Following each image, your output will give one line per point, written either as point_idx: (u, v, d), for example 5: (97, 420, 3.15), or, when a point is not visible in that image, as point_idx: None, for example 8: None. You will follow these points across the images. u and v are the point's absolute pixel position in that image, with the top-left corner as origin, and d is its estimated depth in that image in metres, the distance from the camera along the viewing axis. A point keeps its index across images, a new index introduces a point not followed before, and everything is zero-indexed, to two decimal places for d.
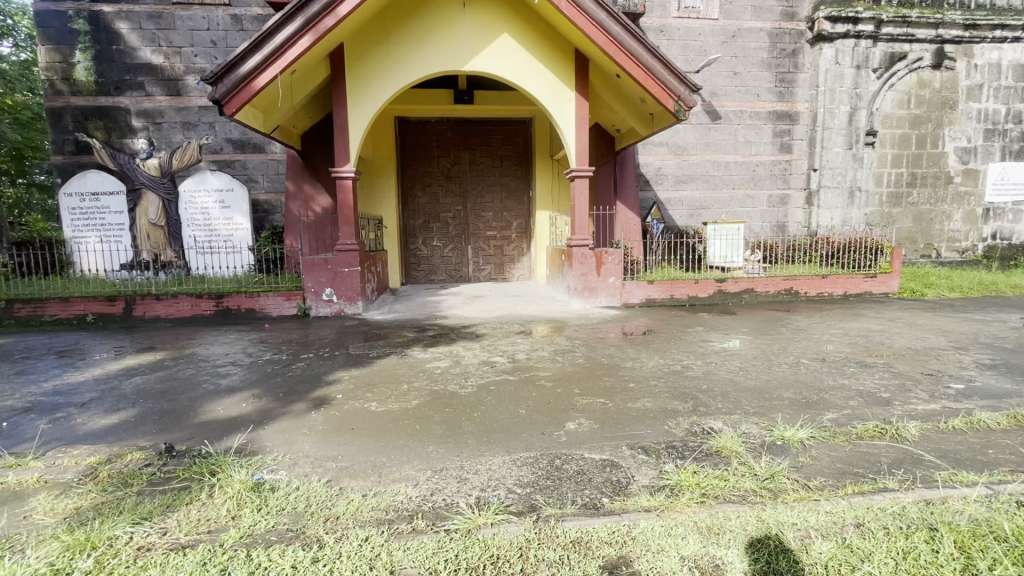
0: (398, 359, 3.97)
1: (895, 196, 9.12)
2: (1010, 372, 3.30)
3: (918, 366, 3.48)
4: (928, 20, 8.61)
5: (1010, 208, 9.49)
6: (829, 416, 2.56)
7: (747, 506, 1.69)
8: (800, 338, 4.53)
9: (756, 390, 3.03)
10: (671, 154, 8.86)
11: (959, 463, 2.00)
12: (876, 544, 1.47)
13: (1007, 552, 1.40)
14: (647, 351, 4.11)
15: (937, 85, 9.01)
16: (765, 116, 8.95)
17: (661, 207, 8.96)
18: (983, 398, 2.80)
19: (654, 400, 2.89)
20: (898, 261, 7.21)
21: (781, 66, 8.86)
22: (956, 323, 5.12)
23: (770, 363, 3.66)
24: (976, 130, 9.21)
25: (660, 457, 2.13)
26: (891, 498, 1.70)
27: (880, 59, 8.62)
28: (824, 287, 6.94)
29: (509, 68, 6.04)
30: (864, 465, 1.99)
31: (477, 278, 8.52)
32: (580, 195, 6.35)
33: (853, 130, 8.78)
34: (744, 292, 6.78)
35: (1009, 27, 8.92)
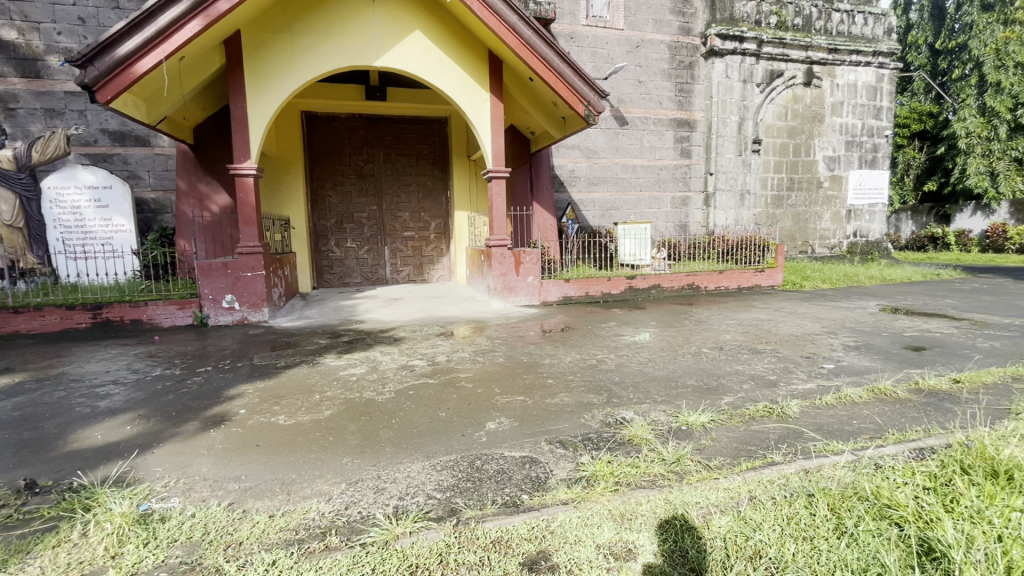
0: (310, 368, 3.75)
1: (777, 198, 10.21)
2: (869, 352, 3.81)
3: (799, 349, 3.91)
4: (800, 43, 9.76)
5: (867, 209, 10.97)
6: (726, 399, 2.79)
7: (657, 490, 1.79)
8: (701, 329, 4.90)
9: (662, 378, 3.25)
10: (583, 157, 9.18)
11: (834, 435, 2.26)
12: (767, 514, 1.60)
13: (868, 510, 1.56)
14: (564, 347, 4.24)
15: (808, 100, 10.18)
16: (667, 123, 9.54)
17: (576, 207, 9.27)
18: (848, 375, 3.21)
19: (571, 395, 2.98)
20: (781, 257, 8.03)
21: (679, 77, 9.51)
22: (827, 311, 5.82)
23: (675, 353, 3.93)
24: (840, 141, 10.53)
25: (577, 450, 2.20)
26: (777, 470, 1.89)
27: (762, 74, 9.64)
28: (721, 281, 7.58)
29: (422, 67, 5.94)
30: (755, 443, 2.19)
31: (395, 279, 8.29)
32: (496, 196, 6.39)
33: (742, 138, 9.72)
34: (651, 287, 7.20)
35: (862, 53, 10.33)
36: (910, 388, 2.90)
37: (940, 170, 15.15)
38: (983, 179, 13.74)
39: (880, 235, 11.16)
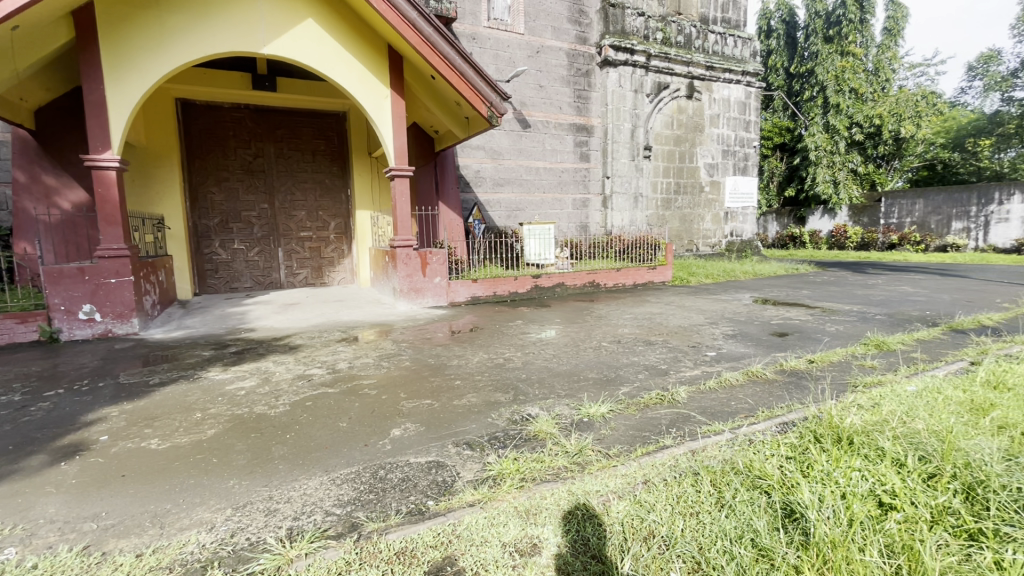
0: (191, 384, 3.36)
1: (666, 201, 11.09)
2: (744, 339, 4.26)
3: (686, 339, 4.26)
4: (682, 59, 10.66)
5: (740, 212, 12.27)
6: (623, 390, 2.96)
7: (561, 483, 1.85)
8: (602, 324, 5.17)
9: (566, 373, 3.37)
10: (487, 158, 9.22)
11: (716, 417, 2.48)
12: (659, 495, 1.71)
13: (743, 482, 1.72)
14: (472, 348, 4.24)
15: (690, 112, 11.17)
16: (567, 127, 9.91)
17: (482, 208, 9.28)
18: (728, 361, 3.57)
19: (479, 395, 2.98)
20: (671, 255, 8.71)
21: (577, 84, 9.93)
22: (710, 303, 6.43)
23: (578, 348, 4.10)
24: (717, 150, 11.68)
25: (484, 450, 2.20)
26: (668, 453, 2.03)
27: (650, 86, 10.40)
28: (619, 279, 8.06)
29: (315, 57, 5.59)
30: (649, 429, 2.34)
31: (291, 283, 7.75)
32: (400, 195, 6.21)
33: (635, 144, 10.43)
34: (556, 286, 7.45)
35: (733, 72, 11.55)
36: (776, 370, 3.29)
37: (797, 179, 17.33)
38: (829, 187, 16.02)
39: (751, 235, 12.57)
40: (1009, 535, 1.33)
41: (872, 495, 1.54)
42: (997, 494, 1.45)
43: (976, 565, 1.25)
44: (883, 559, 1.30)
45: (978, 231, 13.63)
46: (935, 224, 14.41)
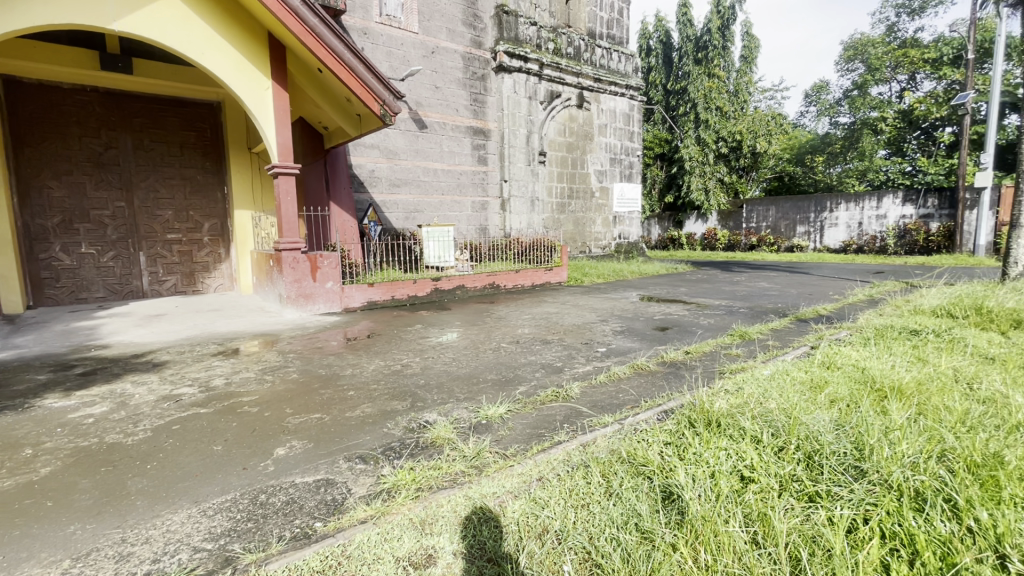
0: (19, 416, 2.80)
1: (561, 205, 11.58)
2: (631, 334, 4.58)
3: (580, 337, 4.48)
4: (573, 70, 11.21)
5: (627, 216, 13.20)
6: (521, 390, 3.02)
7: (457, 488, 1.83)
8: (501, 325, 5.24)
9: (466, 376, 3.36)
10: (383, 157, 8.86)
11: (605, 410, 2.61)
12: (553, 490, 1.76)
13: (628, 470, 1.83)
14: (368, 355, 4.05)
15: (581, 121, 11.78)
16: (464, 130, 9.92)
17: (377, 209, 8.90)
18: (617, 356, 3.80)
19: (374, 404, 2.86)
20: (565, 257, 9.13)
21: (473, 87, 9.98)
22: (602, 302, 6.82)
23: (477, 350, 4.11)
24: (606, 158, 12.46)
25: (378, 462, 2.11)
26: (561, 449, 2.11)
27: (543, 94, 10.80)
28: (517, 280, 8.26)
29: (180, 39, 4.99)
30: (545, 426, 2.41)
31: (155, 291, 6.85)
32: (285, 195, 5.77)
33: (530, 150, 10.76)
34: (456, 288, 7.42)
35: (618, 86, 12.39)
36: (658, 362, 3.58)
37: (675, 187, 19.01)
38: (701, 194, 17.89)
39: (636, 237, 13.58)
40: (837, 494, 1.55)
41: (735, 471, 1.71)
42: (829, 461, 1.69)
43: (812, 521, 1.44)
44: (743, 528, 1.44)
45: (816, 234, 15.98)
46: (784, 228, 16.64)
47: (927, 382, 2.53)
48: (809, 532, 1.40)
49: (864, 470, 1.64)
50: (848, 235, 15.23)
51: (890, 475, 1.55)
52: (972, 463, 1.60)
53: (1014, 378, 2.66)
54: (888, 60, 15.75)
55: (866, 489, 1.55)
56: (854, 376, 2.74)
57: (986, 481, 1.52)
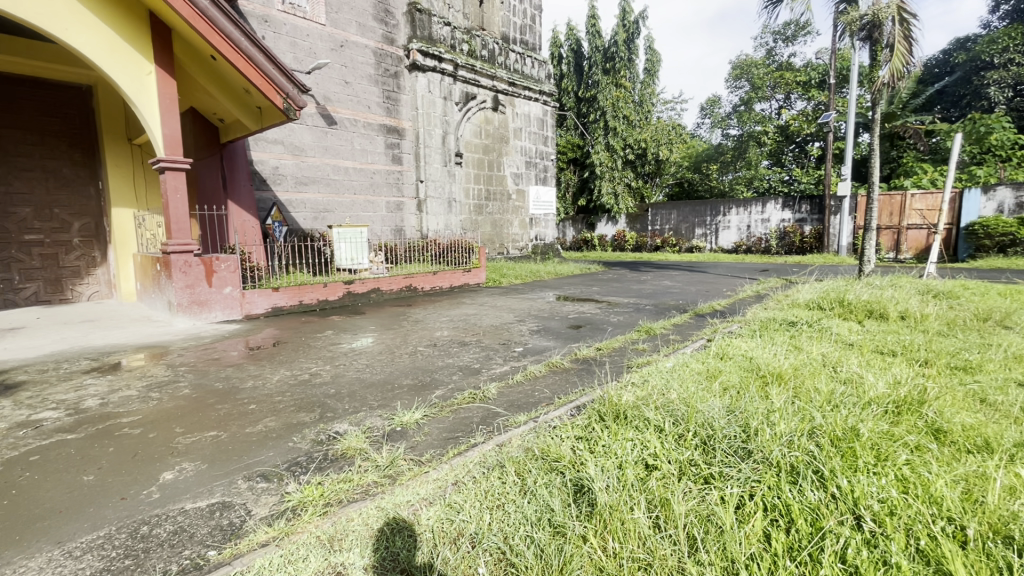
0: None
1: (478, 206, 11.61)
2: (547, 334, 4.71)
3: (498, 338, 4.52)
4: (487, 72, 11.28)
5: (543, 218, 13.54)
6: (437, 394, 2.98)
7: (369, 501, 1.76)
8: (418, 328, 5.14)
9: (380, 382, 3.25)
10: (287, 154, 8.32)
11: (521, 409, 2.64)
12: (468, 494, 1.75)
13: (542, 466, 1.86)
14: (273, 365, 3.78)
15: (496, 123, 11.90)
16: (376, 128, 9.61)
17: (282, 208, 8.34)
18: (533, 355, 3.87)
19: (279, 417, 2.67)
20: (484, 258, 9.16)
21: (386, 84, 9.71)
22: (519, 302, 6.93)
23: (393, 355, 3.98)
24: (521, 161, 12.69)
25: (282, 480, 1.97)
26: (477, 451, 2.10)
27: (458, 95, 10.76)
28: (435, 282, 8.16)
29: (38, 11, 4.32)
30: (461, 429, 2.40)
31: (10, 301, 5.91)
32: (173, 191, 5.21)
33: (446, 150, 10.66)
34: (370, 291, 7.16)
35: (532, 91, 12.68)
36: (573, 359, 3.70)
37: (587, 190, 19.85)
38: (610, 198, 18.88)
39: (552, 239, 13.98)
40: (727, 474, 1.70)
41: (641, 461, 1.81)
42: (721, 446, 1.84)
43: (706, 501, 1.56)
44: (646, 514, 1.53)
45: (711, 236, 17.41)
46: (685, 230, 17.97)
47: (801, 367, 2.86)
48: (705, 511, 1.51)
49: (750, 450, 1.81)
50: (739, 237, 16.78)
51: (771, 453, 1.72)
52: (835, 437, 1.83)
53: (868, 361, 3.08)
54: (768, 80, 17.55)
55: (751, 468, 1.71)
56: (743, 364, 3.02)
57: (846, 452, 1.74)
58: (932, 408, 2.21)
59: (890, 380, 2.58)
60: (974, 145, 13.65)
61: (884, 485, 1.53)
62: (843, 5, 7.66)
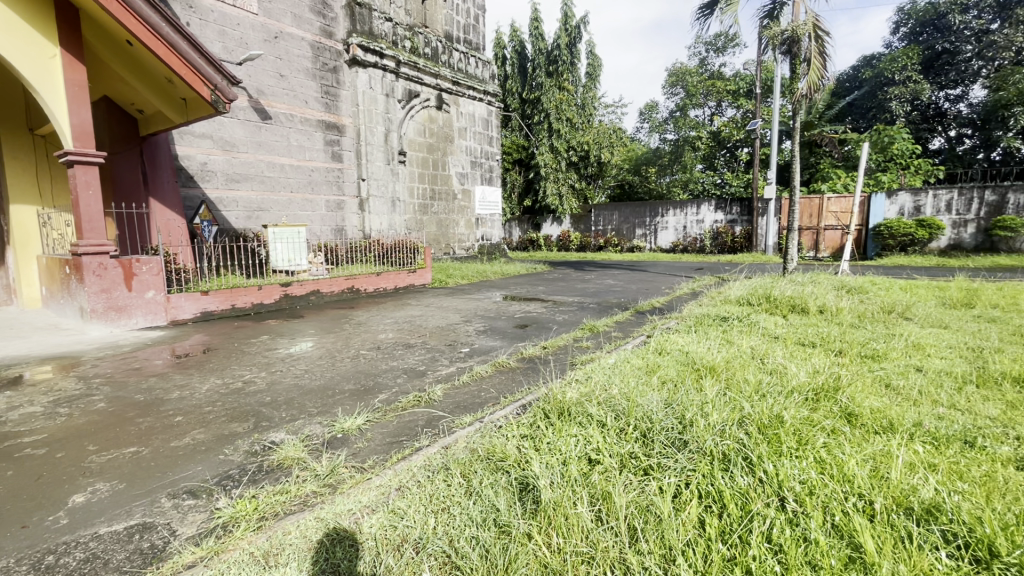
0: None
1: (423, 206, 11.44)
2: (494, 333, 4.71)
3: (443, 339, 4.48)
4: (430, 70, 11.14)
5: (489, 218, 13.54)
6: (381, 398, 2.90)
7: (308, 511, 1.69)
8: (361, 331, 5.00)
9: (320, 388, 3.13)
10: (216, 149, 7.83)
11: (467, 410, 2.63)
12: (412, 499, 1.72)
13: (487, 467, 1.86)
14: (202, 374, 3.55)
15: (440, 122, 11.77)
16: (315, 123, 9.24)
17: (212, 207, 7.84)
18: (479, 355, 3.86)
19: (209, 429, 2.51)
20: (429, 258, 9.06)
21: (324, 79, 9.37)
22: (465, 303, 6.90)
23: (334, 360, 3.84)
24: (466, 161, 12.63)
25: (212, 495, 1.85)
26: (422, 455, 2.07)
27: (401, 92, 10.55)
28: (379, 283, 7.97)
29: None
30: (405, 433, 2.35)
31: None
32: (84, 188, 4.77)
33: (389, 148, 10.43)
34: (309, 294, 6.88)
35: (476, 90, 12.65)
36: (518, 358, 3.73)
37: (532, 191, 20.07)
38: (555, 199, 19.18)
39: (498, 239, 14.02)
40: (665, 464, 1.77)
41: (583, 456, 1.85)
42: (659, 438, 1.91)
43: (645, 492, 1.62)
44: (589, 508, 1.56)
45: (651, 236, 18.10)
46: (626, 230, 18.57)
47: (732, 360, 3.04)
48: (644, 502, 1.57)
49: (686, 441, 1.89)
50: (676, 237, 17.53)
51: (705, 443, 1.81)
52: (762, 425, 1.95)
53: (790, 352, 3.31)
54: (701, 88, 18.46)
55: (687, 458, 1.79)
56: (680, 359, 3.16)
57: (771, 438, 1.86)
58: (845, 394, 2.41)
59: (809, 369, 2.79)
60: (878, 154, 15.01)
61: (805, 467, 1.65)
62: (766, 20, 8.19)
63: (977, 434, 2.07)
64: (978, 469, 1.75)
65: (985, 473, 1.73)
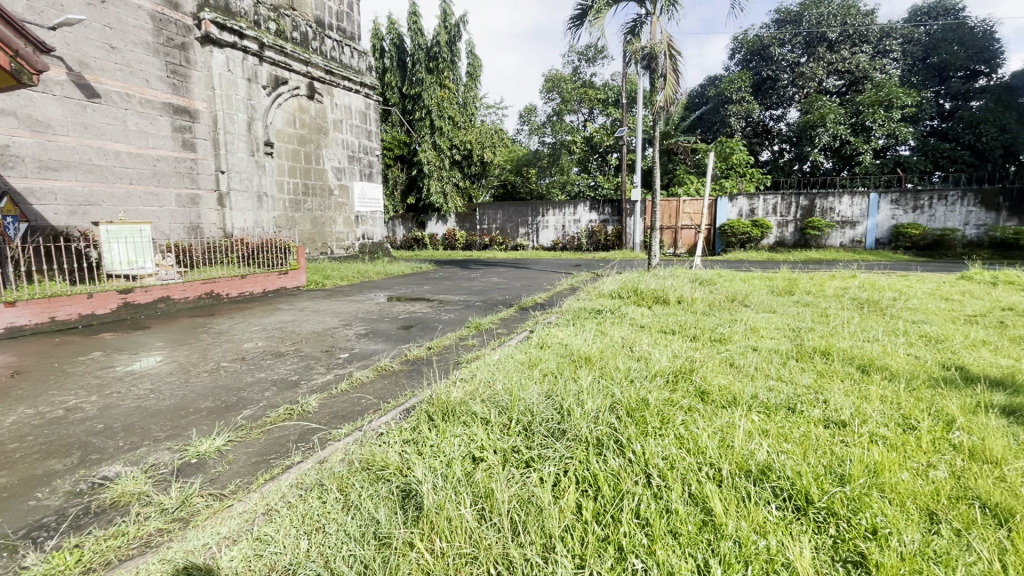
0: None
1: (295, 202, 10.58)
2: (376, 336, 4.52)
3: (319, 345, 4.18)
4: (299, 57, 10.34)
5: (369, 215, 12.97)
6: (245, 414, 2.62)
7: (151, 555, 1.47)
8: (222, 341, 4.47)
9: (170, 409, 2.73)
10: (23, 129, 6.47)
11: (345, 420, 2.48)
12: (281, 522, 1.57)
13: (366, 479, 1.76)
14: (7, 403, 2.90)
15: (313, 113, 10.99)
16: (159, 106, 8.05)
17: (18, 198, 6.44)
18: (360, 360, 3.67)
19: (15, 470, 2.06)
20: (303, 259, 8.46)
21: (169, 56, 8.21)
22: (344, 305, 6.52)
23: (187, 375, 3.38)
24: (343, 155, 11.95)
25: (16, 553, 1.52)
26: (294, 472, 1.90)
27: (266, 78, 9.64)
28: (244, 287, 7.24)
29: None
30: (274, 450, 2.15)
31: None
32: None
33: (253, 138, 9.46)
34: (157, 302, 6.00)
35: (352, 82, 12.03)
36: (402, 360, 3.62)
37: (415, 189, 19.67)
38: (439, 197, 18.95)
39: (380, 237, 13.48)
40: (545, 455, 1.83)
41: (467, 455, 1.85)
42: (539, 432, 1.97)
43: (526, 484, 1.66)
44: (472, 508, 1.55)
45: (533, 235, 18.77)
46: (510, 229, 19.03)
47: (605, 350, 3.26)
48: (526, 494, 1.60)
49: (564, 429, 1.98)
50: (556, 236, 18.39)
51: (581, 431, 1.92)
52: (630, 408, 2.12)
53: (654, 340, 3.65)
54: (574, 95, 19.58)
55: (564, 446, 1.87)
56: (560, 351, 3.32)
57: (638, 421, 2.03)
58: (698, 374, 2.72)
59: (670, 354, 3.10)
60: (722, 162, 17.20)
61: (667, 445, 1.82)
62: (629, 36, 8.93)
63: (797, 401, 2.46)
64: (798, 431, 2.08)
65: (803, 433, 2.06)
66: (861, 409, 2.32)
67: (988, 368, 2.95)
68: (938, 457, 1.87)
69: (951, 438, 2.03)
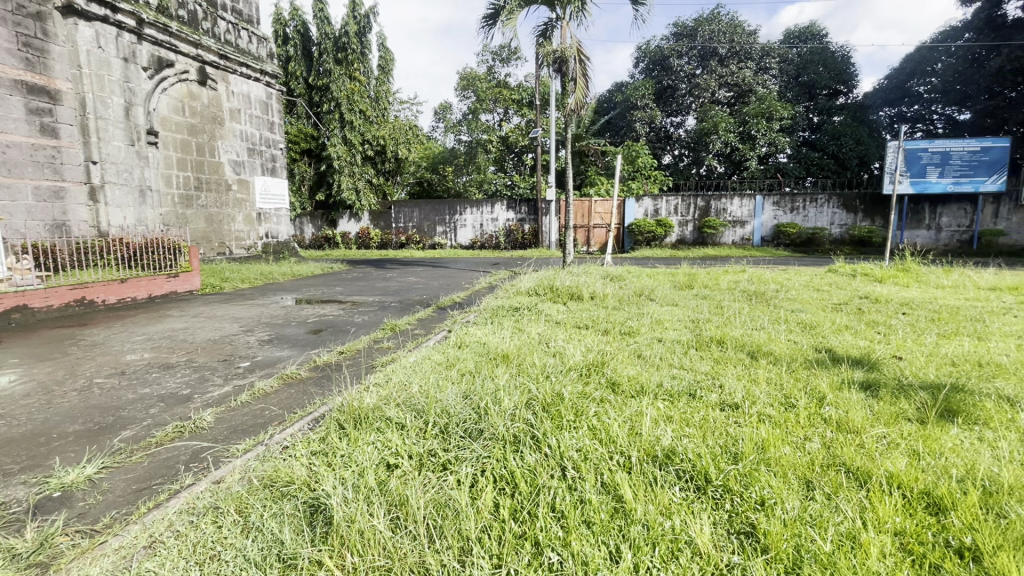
0: None
1: (185, 197, 9.60)
2: (281, 342, 4.23)
3: (216, 354, 3.82)
4: (187, 37, 9.39)
5: (273, 213, 12.09)
6: (124, 436, 2.32)
7: None
8: (96, 354, 3.93)
9: (26, 436, 2.35)
10: None
11: (246, 435, 2.28)
12: (167, 555, 1.40)
13: (268, 497, 1.63)
14: None
15: (205, 100, 10.04)
16: (8, 84, 6.90)
17: None
18: (263, 369, 3.41)
19: None
20: (196, 260, 7.75)
21: (20, 26, 7.06)
22: (245, 310, 6.03)
23: (51, 395, 2.93)
24: (241, 147, 11.03)
25: None
26: (185, 497, 1.71)
27: (146, 59, 8.65)
28: (125, 292, 6.46)
29: None
30: (159, 475, 1.92)
31: None
32: None
33: (132, 125, 8.44)
34: (11, 312, 5.20)
35: (251, 68, 11.14)
36: (310, 367, 3.42)
37: (325, 185, 18.68)
38: (351, 194, 18.20)
39: (285, 236, 12.63)
40: (462, 456, 1.81)
41: (380, 462, 1.78)
42: (457, 433, 1.94)
43: (443, 488, 1.63)
44: (386, 518, 1.49)
45: (451, 234, 18.60)
46: (426, 228, 18.69)
47: (522, 346, 3.30)
48: (442, 498, 1.57)
49: (481, 429, 1.97)
50: (474, 234, 18.38)
51: (499, 429, 1.92)
52: (546, 403, 2.16)
53: (568, 335, 3.77)
54: (489, 94, 19.66)
55: (481, 446, 1.86)
56: (478, 350, 3.31)
57: (553, 415, 2.07)
58: (609, 366, 2.84)
59: (583, 348, 3.22)
60: (629, 165, 18.17)
61: (580, 437, 1.88)
62: (541, 39, 9.13)
63: (697, 387, 2.65)
64: (698, 415, 2.24)
65: (702, 417, 2.22)
66: (750, 392, 2.56)
67: (850, 349, 3.39)
68: (812, 430, 2.11)
69: (823, 413, 2.30)
